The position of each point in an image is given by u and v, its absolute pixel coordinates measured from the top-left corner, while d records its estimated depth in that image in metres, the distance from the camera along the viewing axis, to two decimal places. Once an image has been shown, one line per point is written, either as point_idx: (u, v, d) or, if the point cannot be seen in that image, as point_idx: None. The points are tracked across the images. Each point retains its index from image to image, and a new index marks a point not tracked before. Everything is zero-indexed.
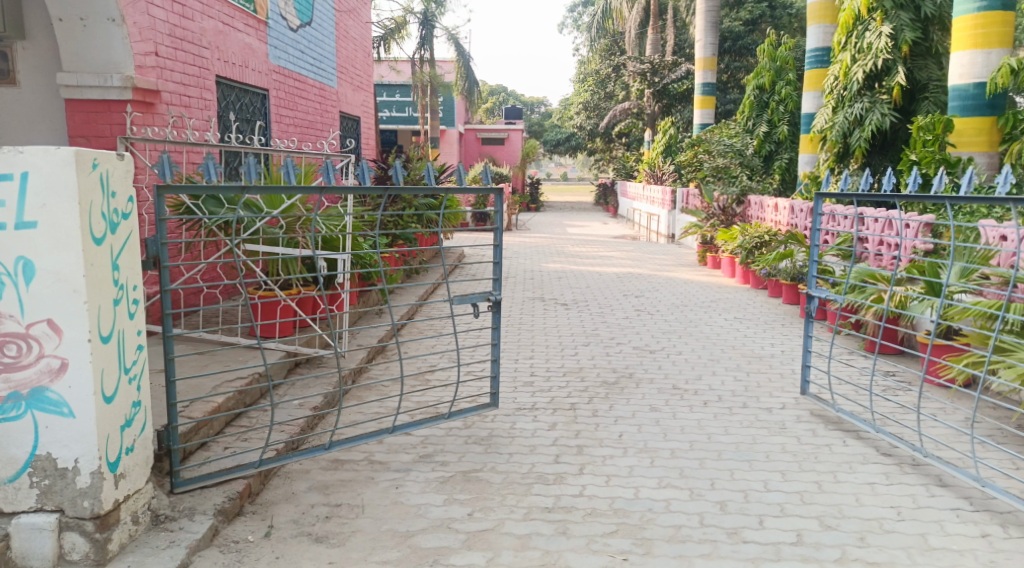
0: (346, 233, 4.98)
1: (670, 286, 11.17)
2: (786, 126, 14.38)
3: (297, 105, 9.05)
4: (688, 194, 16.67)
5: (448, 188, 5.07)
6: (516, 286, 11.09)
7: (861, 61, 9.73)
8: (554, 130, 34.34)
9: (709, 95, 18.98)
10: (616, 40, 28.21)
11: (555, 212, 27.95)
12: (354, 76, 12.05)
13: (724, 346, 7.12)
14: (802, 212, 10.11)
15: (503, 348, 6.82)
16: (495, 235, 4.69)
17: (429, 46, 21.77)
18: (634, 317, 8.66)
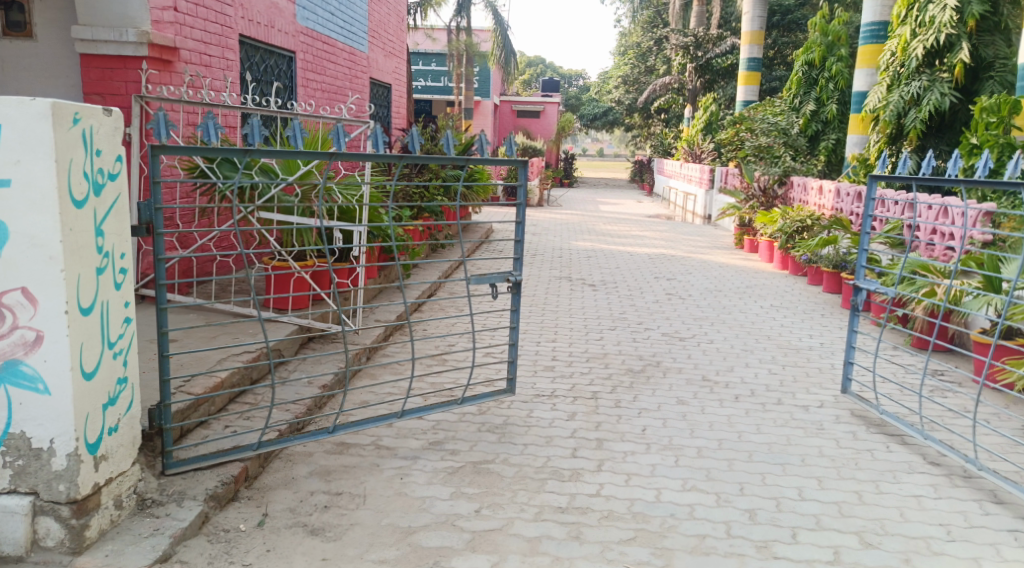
0: (363, 204, 4.73)
1: (703, 269, 10.84)
2: (834, 105, 13.84)
3: (325, 69, 8.82)
4: (727, 173, 16.23)
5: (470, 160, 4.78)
6: (544, 263, 10.85)
7: (922, 36, 9.28)
8: (591, 104, 33.81)
9: (754, 71, 18.42)
10: (659, 12, 27.57)
11: (590, 188, 27.55)
12: (387, 41, 11.78)
13: (757, 336, 6.81)
14: (847, 197, 9.69)
15: (526, 329, 6.60)
16: (518, 211, 4.43)
17: (466, 14, 21.39)
18: (664, 300, 8.38)
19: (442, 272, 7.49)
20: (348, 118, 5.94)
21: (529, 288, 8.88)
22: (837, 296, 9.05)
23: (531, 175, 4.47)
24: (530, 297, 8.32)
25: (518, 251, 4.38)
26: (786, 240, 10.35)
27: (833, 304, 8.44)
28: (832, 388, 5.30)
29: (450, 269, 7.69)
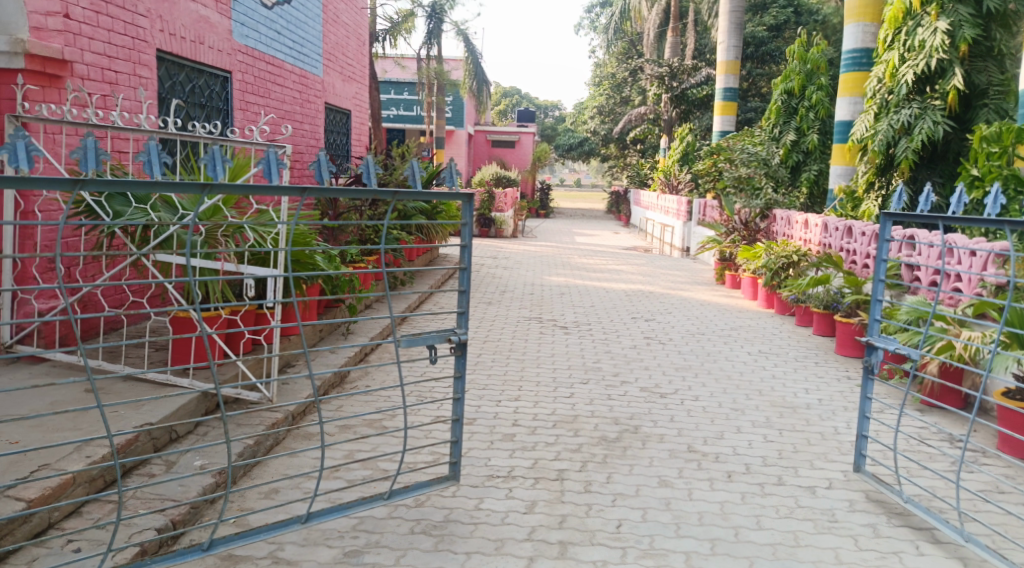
0: (276, 246, 3.93)
1: (683, 309, 10.05)
2: (816, 135, 13.13)
3: (270, 91, 8.23)
4: (705, 206, 15.61)
5: (394, 192, 3.91)
6: (513, 302, 10.01)
7: (912, 61, 8.62)
8: (567, 134, 33.26)
9: (730, 102, 17.84)
10: (633, 42, 27.24)
11: (566, 220, 26.82)
12: (345, 65, 11.03)
13: (747, 391, 6.02)
14: (836, 231, 9.00)
15: (485, 387, 5.76)
16: (463, 254, 3.58)
17: (436, 41, 20.69)
18: (643, 346, 7.56)
19: (380, 329, 6.63)
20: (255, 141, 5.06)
21: (494, 332, 8.05)
22: (829, 338, 8.30)
23: (477, 212, 3.62)
24: (493, 343, 7.48)
25: (463, 305, 3.54)
26: (772, 277, 9.59)
27: (827, 349, 7.69)
28: (840, 461, 4.52)
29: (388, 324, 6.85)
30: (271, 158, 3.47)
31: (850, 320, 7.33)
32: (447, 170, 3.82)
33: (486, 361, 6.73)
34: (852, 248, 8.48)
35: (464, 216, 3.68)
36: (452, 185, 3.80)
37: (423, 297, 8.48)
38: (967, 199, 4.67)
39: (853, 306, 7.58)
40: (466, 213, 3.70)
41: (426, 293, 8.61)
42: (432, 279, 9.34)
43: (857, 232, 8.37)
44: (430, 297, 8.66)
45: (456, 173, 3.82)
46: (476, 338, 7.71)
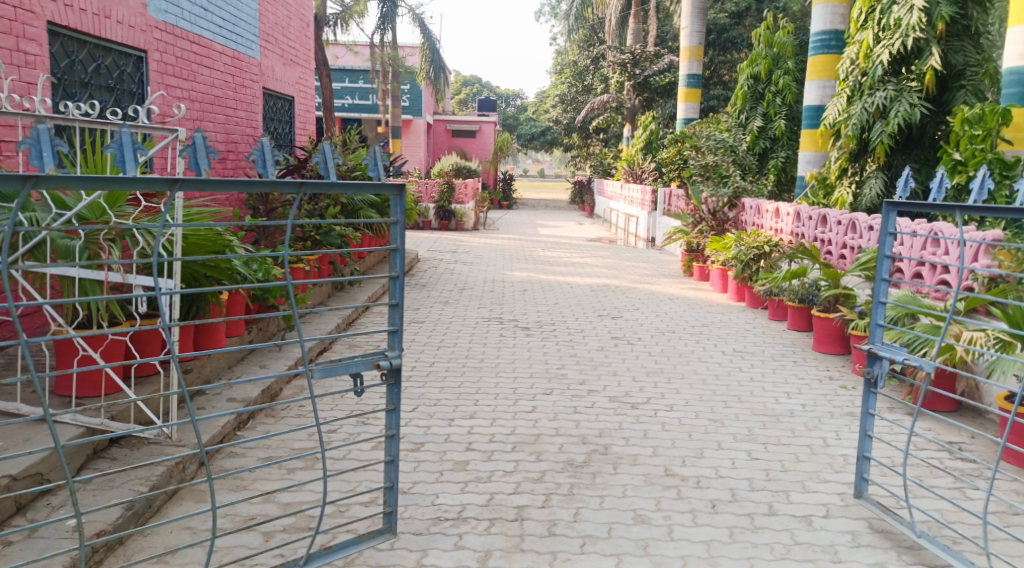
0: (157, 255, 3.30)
1: (652, 304, 9.54)
2: (783, 121, 12.65)
3: (195, 75, 7.68)
4: (671, 195, 15.14)
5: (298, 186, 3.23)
6: (472, 300, 9.41)
7: (887, 41, 8.16)
8: (529, 124, 32.65)
9: (693, 88, 17.31)
10: (595, 30, 26.69)
11: (528, 210, 26.24)
12: (287, 48, 10.32)
13: (725, 397, 5.51)
14: (808, 220, 8.54)
15: (437, 404, 5.18)
16: (393, 259, 2.99)
17: (390, 25, 19.89)
18: (610, 348, 7.03)
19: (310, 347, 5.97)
20: (144, 124, 4.39)
21: (450, 335, 7.45)
22: (803, 333, 7.81)
23: (406, 209, 3.02)
24: (448, 349, 6.88)
25: (395, 322, 2.98)
26: (743, 269, 9.07)
27: (806, 346, 7.22)
28: (835, 481, 4.01)
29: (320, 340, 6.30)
30: (124, 141, 2.91)
31: (830, 316, 6.83)
32: (371, 157, 3.20)
33: (439, 371, 6.13)
34: (827, 237, 8.00)
35: (393, 212, 3.09)
36: (376, 173, 3.15)
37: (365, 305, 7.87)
38: (948, 183, 3.97)
39: (830, 301, 7.10)
40: (395, 208, 3.10)
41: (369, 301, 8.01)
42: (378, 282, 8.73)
43: (832, 220, 7.89)
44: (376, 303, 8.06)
45: (381, 162, 3.20)
46: (430, 343, 7.10)
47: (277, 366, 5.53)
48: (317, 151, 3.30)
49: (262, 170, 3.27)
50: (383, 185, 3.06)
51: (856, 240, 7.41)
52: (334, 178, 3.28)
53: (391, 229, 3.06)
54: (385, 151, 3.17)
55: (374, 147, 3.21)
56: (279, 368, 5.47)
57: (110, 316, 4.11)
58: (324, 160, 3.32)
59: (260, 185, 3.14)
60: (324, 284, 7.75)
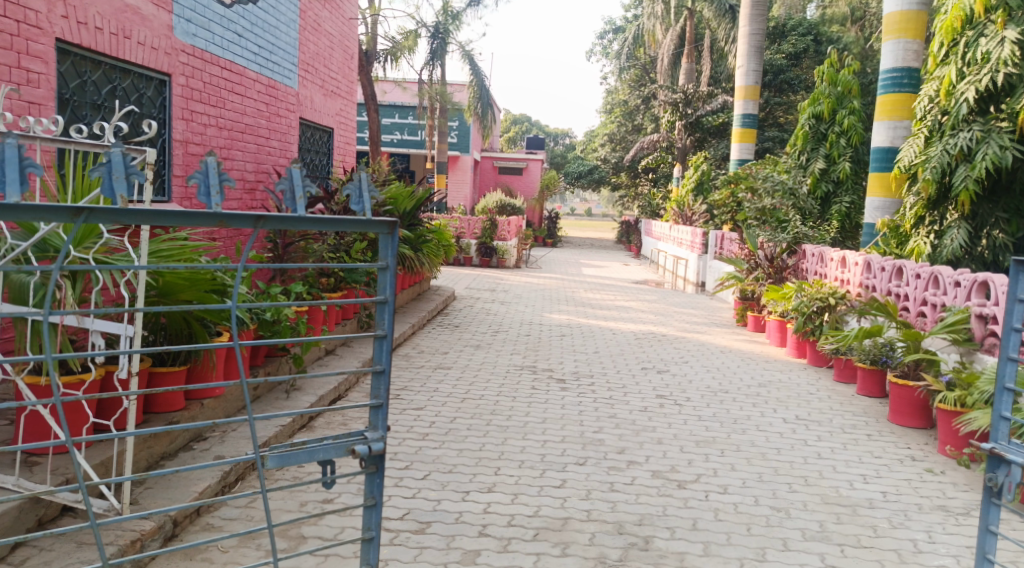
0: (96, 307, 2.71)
1: (702, 356, 8.74)
2: (848, 163, 11.77)
3: (224, 102, 7.18)
4: (723, 238, 14.32)
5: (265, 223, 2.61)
6: (506, 345, 8.73)
7: (973, 77, 7.32)
8: (577, 161, 32.10)
9: (749, 128, 16.51)
10: (647, 69, 26.14)
11: (573, 249, 25.58)
12: (328, 78, 9.89)
13: (788, 478, 4.80)
14: (880, 271, 7.71)
15: (455, 473, 4.52)
16: (381, 314, 2.39)
17: (440, 61, 19.52)
18: (655, 408, 6.27)
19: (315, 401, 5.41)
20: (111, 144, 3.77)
21: (477, 385, 6.75)
22: (876, 398, 6.98)
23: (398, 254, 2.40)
24: (474, 401, 6.18)
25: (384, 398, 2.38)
26: (804, 323, 8.29)
27: (880, 416, 6.37)
28: None
29: (331, 390, 5.72)
30: (4, 155, 2.14)
31: (912, 384, 6.06)
32: (350, 186, 2.59)
33: (459, 429, 5.43)
34: (903, 291, 7.16)
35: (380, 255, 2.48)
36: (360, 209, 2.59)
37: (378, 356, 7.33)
38: None
39: (911, 367, 6.26)
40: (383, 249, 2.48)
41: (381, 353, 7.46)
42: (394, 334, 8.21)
43: (909, 272, 7.06)
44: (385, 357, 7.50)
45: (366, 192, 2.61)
46: (454, 394, 6.41)
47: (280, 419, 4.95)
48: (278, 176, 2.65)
49: (202, 200, 2.46)
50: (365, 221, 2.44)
51: (938, 296, 6.55)
52: (302, 213, 2.63)
53: (380, 276, 2.47)
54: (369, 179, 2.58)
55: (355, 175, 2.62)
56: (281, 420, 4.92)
57: (65, 367, 3.58)
58: (288, 185, 2.65)
59: (202, 218, 2.43)
60: (348, 324, 7.43)
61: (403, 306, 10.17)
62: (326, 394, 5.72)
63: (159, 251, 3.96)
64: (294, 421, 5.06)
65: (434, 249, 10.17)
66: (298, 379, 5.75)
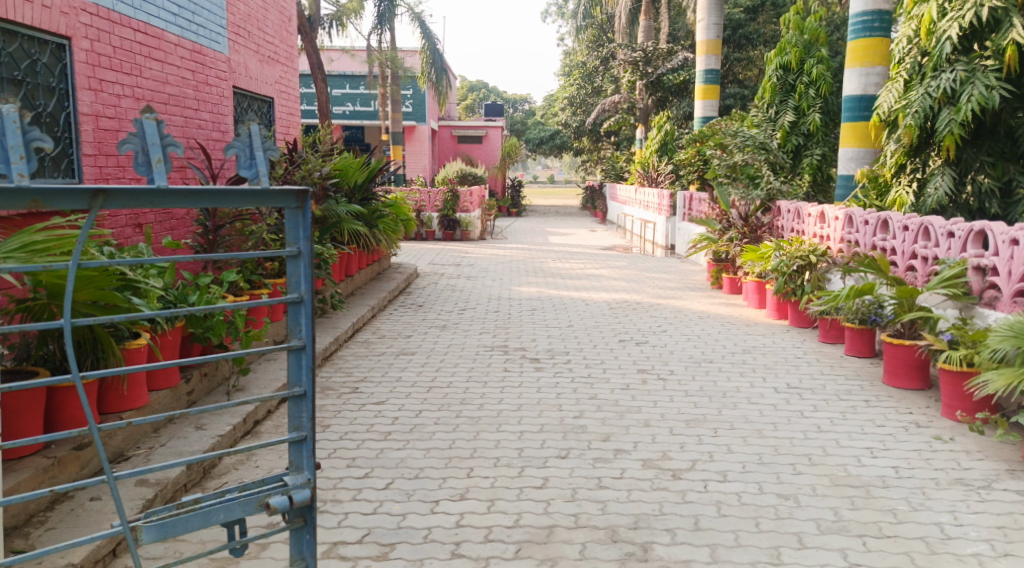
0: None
1: (680, 324, 8.31)
2: (818, 114, 11.29)
3: (141, 70, 6.53)
4: (691, 199, 13.87)
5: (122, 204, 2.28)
6: (473, 324, 8.21)
7: (955, 12, 6.84)
8: (537, 127, 31.41)
9: (712, 84, 16.01)
10: (604, 29, 25.49)
11: (539, 218, 25.04)
12: (263, 43, 9.18)
13: (790, 458, 4.39)
14: (863, 225, 7.28)
15: (423, 483, 4.05)
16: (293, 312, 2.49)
17: (387, 25, 18.67)
18: (636, 384, 5.82)
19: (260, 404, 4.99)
20: None
21: (443, 371, 6.23)
22: (865, 359, 6.59)
23: (310, 235, 2.47)
24: (441, 390, 5.66)
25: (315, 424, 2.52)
26: (785, 284, 7.84)
27: (874, 379, 6.00)
28: None
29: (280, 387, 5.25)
30: None
31: (910, 344, 5.65)
32: (239, 142, 2.36)
33: (426, 424, 4.92)
34: (889, 245, 6.75)
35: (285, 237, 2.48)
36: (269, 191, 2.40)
37: (334, 346, 6.79)
38: None
39: (907, 324, 5.79)
40: (287, 225, 2.47)
41: (337, 341, 6.92)
42: (353, 319, 7.69)
43: (894, 225, 6.65)
44: (343, 346, 6.96)
45: (254, 145, 2.40)
46: (419, 382, 5.88)
47: (218, 428, 4.58)
48: (125, 135, 2.25)
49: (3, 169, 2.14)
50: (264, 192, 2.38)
51: (929, 249, 6.13)
52: (160, 182, 2.27)
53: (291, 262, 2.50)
54: (261, 133, 2.37)
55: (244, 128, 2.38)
56: (219, 429, 4.54)
57: None
58: (138, 145, 2.27)
59: (7, 196, 2.12)
60: None
61: (363, 287, 9.57)
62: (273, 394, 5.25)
63: (32, 245, 3.32)
64: (234, 429, 4.64)
65: (391, 223, 9.55)
66: (240, 379, 5.29)
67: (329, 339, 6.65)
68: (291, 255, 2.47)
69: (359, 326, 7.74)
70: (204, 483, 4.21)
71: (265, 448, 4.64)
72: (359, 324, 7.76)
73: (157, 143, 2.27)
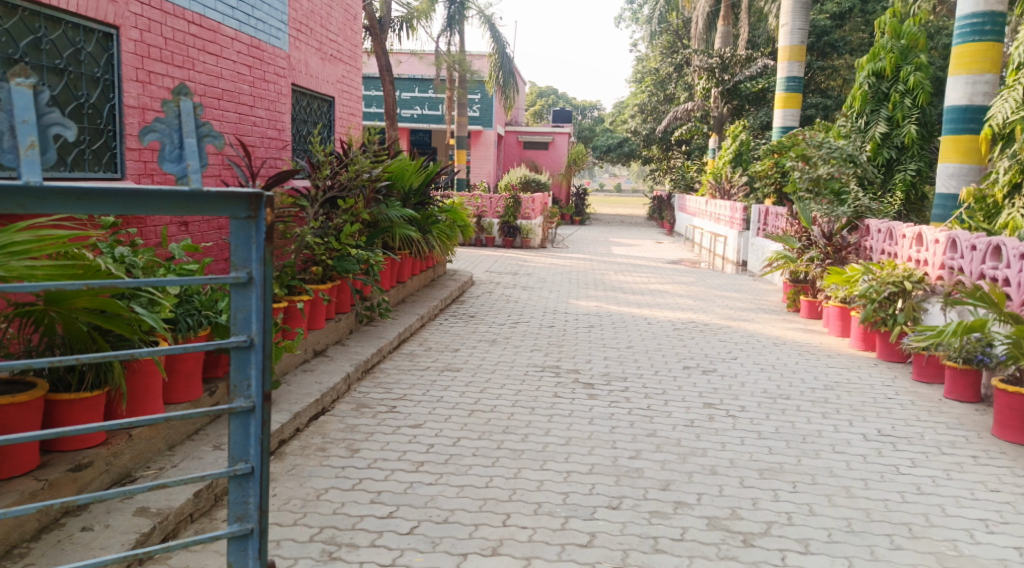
0: None
1: (751, 349, 7.60)
2: (914, 126, 10.42)
3: (194, 63, 6.08)
4: (766, 213, 13.08)
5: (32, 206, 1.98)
6: (526, 339, 7.66)
7: None
8: (605, 134, 30.75)
9: (793, 93, 15.15)
10: (680, 35, 24.77)
11: (603, 226, 24.39)
12: (325, 40, 8.78)
13: (887, 527, 3.70)
14: (969, 250, 6.47)
15: (452, 532, 3.47)
16: (244, 357, 2.31)
17: (457, 27, 18.29)
18: (704, 421, 5.17)
19: (291, 418, 4.45)
20: None
21: (488, 392, 5.65)
22: (967, 403, 5.81)
23: (262, 255, 2.27)
24: (483, 415, 5.08)
25: (265, 505, 2.36)
26: (874, 312, 7.07)
27: (981, 429, 5.21)
28: None
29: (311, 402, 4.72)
30: None
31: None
32: (163, 124, 2.15)
33: (463, 456, 4.36)
34: (1000, 274, 5.95)
35: (233, 259, 2.28)
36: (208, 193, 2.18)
37: (377, 358, 6.31)
38: None
39: None
40: (236, 240, 2.27)
41: (380, 353, 6.44)
42: (399, 328, 7.20)
43: (1008, 252, 5.86)
44: (385, 358, 6.47)
45: (182, 130, 2.17)
46: (460, 404, 5.32)
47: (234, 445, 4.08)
48: None
49: None
50: (196, 193, 2.16)
51: None
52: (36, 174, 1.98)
53: (239, 291, 2.30)
54: (191, 111, 2.15)
55: (170, 108, 2.15)
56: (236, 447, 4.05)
57: None
58: (6, 122, 1.98)
59: None
60: (342, 320, 6.45)
61: (415, 294, 9.12)
62: (305, 408, 4.72)
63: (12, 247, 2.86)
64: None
65: (447, 228, 9.09)
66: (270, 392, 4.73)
67: (370, 351, 6.16)
68: (240, 283, 2.27)
69: (406, 336, 7.27)
70: (213, 513, 3.72)
71: (285, 473, 4.00)
72: (407, 334, 7.29)
73: (31, 121, 1.98)
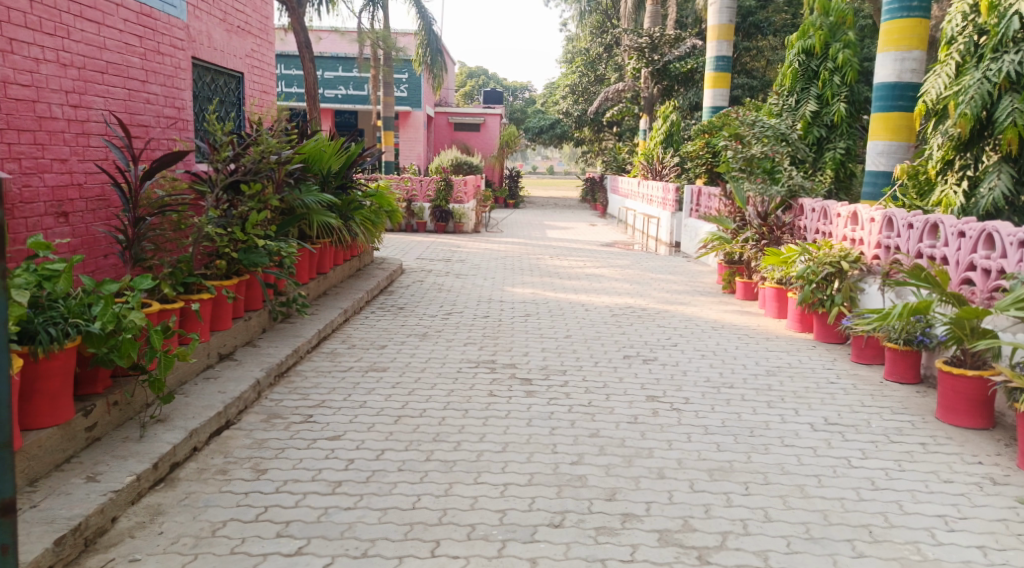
0: None
1: (690, 335, 7.35)
2: (843, 104, 10.29)
3: (72, 31, 5.43)
4: (699, 193, 12.93)
5: None
6: (458, 331, 7.25)
7: None
8: (537, 115, 30.43)
9: (722, 73, 14.94)
10: (608, 15, 24.57)
11: (536, 209, 24.07)
12: (231, 11, 8.14)
13: (848, 532, 3.44)
14: (906, 229, 6.30)
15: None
16: None
17: (380, 4, 17.60)
18: (647, 416, 4.86)
19: (184, 440, 3.94)
20: None
21: (417, 394, 5.23)
22: (909, 386, 5.65)
23: None
24: (411, 421, 4.66)
25: None
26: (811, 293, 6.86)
27: (927, 414, 5.04)
28: None
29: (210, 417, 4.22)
30: None
31: (973, 375, 4.70)
32: None
33: (386, 471, 3.93)
34: (939, 254, 5.80)
35: None
36: None
37: (293, 358, 5.82)
38: None
39: (969, 351, 4.84)
40: None
41: (297, 352, 5.96)
42: (318, 324, 6.71)
43: (946, 230, 5.71)
44: (302, 358, 5.99)
45: None
46: (385, 409, 4.88)
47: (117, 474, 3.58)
48: None
49: None
50: None
51: (992, 261, 5.17)
52: None
53: None
54: None
55: None
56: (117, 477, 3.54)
57: None
58: None
59: None
60: (253, 319, 5.93)
61: (338, 285, 8.61)
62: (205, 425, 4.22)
63: None
64: (138, 481, 3.51)
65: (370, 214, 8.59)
66: (161, 407, 4.20)
67: (284, 351, 5.67)
68: None
69: (327, 331, 6.78)
70: None
71: (178, 504, 3.52)
72: (327, 330, 6.80)
73: None
